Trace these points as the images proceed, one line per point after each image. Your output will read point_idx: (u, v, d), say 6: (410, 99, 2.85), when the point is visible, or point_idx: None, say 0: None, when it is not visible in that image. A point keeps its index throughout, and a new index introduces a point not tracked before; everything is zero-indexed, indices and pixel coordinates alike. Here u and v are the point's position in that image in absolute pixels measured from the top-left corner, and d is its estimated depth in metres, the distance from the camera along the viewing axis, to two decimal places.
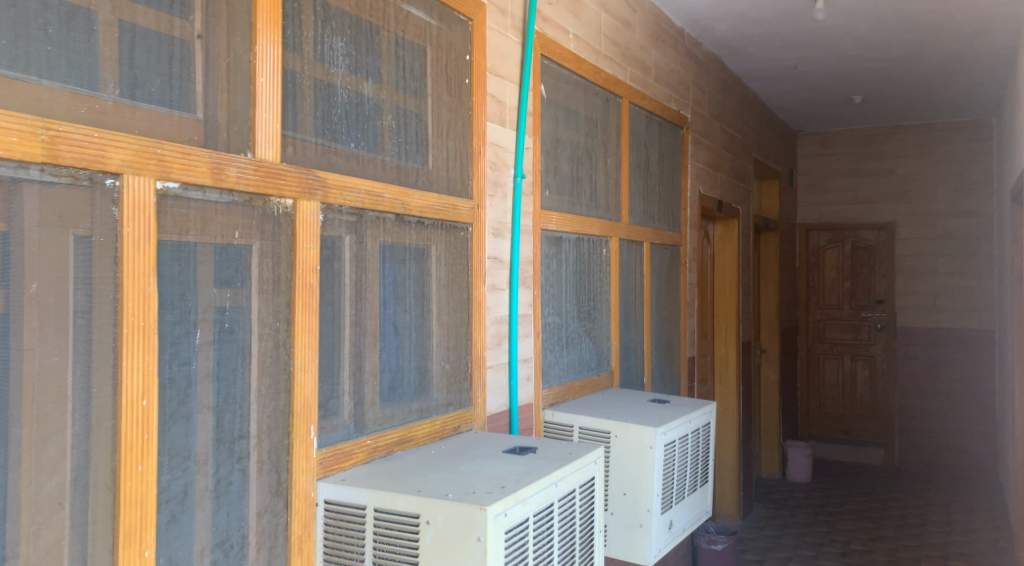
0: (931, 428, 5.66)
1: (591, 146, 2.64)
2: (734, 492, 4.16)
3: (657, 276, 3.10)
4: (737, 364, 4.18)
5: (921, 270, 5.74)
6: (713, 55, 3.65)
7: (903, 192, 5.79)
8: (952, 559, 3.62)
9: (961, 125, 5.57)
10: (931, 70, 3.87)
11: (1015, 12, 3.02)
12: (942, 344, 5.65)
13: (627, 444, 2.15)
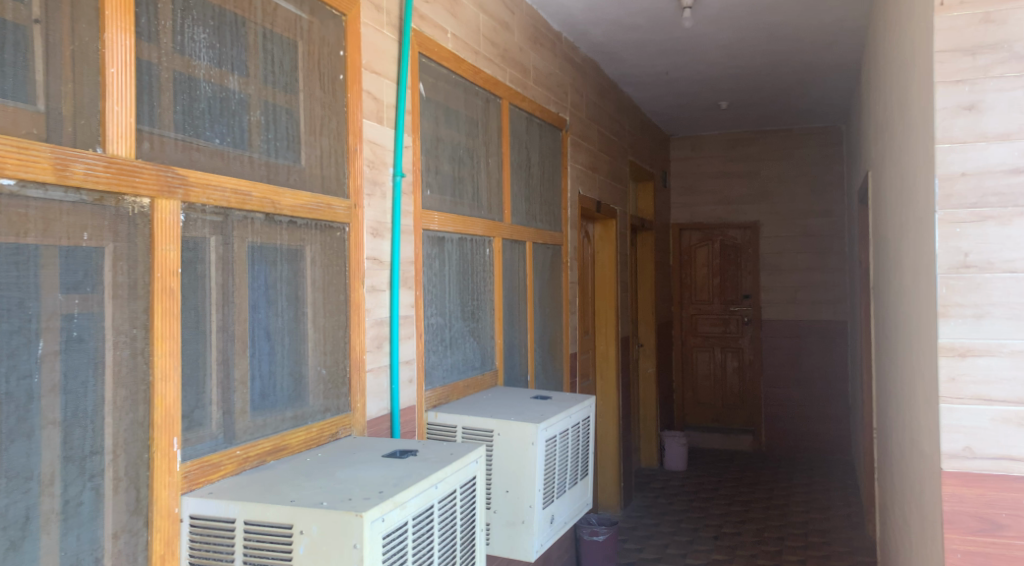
0: (794, 414, 6.07)
1: (472, 146, 2.64)
2: (614, 483, 4.30)
3: (540, 276, 3.14)
4: (617, 359, 4.30)
5: (784, 266, 6.13)
6: (590, 59, 3.75)
7: (768, 193, 6.16)
8: (811, 535, 3.90)
9: (817, 131, 6.01)
10: (789, 78, 4.13)
11: (857, 27, 3.28)
12: (803, 335, 6.06)
13: (509, 442, 2.17)
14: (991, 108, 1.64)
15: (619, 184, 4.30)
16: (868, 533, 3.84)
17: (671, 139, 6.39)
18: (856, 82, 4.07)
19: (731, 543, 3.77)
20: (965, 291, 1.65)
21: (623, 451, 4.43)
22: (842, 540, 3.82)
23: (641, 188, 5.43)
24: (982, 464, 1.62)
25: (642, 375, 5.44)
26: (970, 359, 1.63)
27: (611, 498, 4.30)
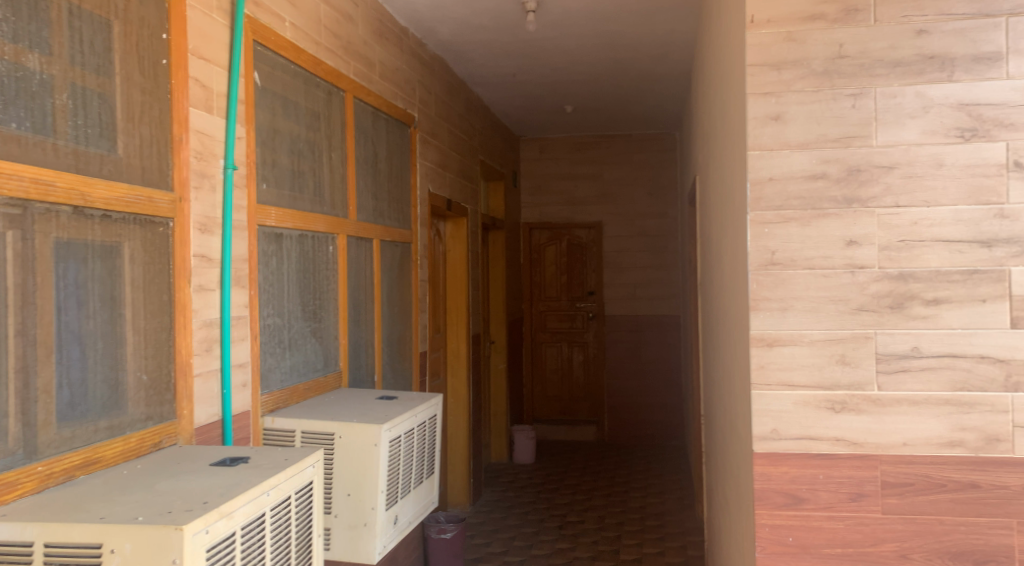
0: (637, 405, 6.39)
1: (314, 140, 2.55)
2: (464, 480, 4.33)
3: (387, 273, 3.10)
4: (468, 356, 4.33)
5: (625, 264, 6.43)
6: (438, 57, 3.74)
7: (613, 194, 6.43)
8: (648, 518, 4.13)
9: (657, 137, 6.34)
10: (628, 84, 4.33)
11: (686, 39, 3.49)
12: (644, 329, 6.40)
13: (351, 444, 2.12)
14: (794, 119, 1.79)
15: (469, 183, 4.32)
16: (698, 514, 4.11)
17: (520, 140, 6.52)
18: (689, 92, 4.33)
19: (574, 531, 3.91)
20: (772, 287, 1.80)
21: (473, 448, 4.47)
22: (675, 522, 4.06)
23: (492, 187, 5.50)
24: (786, 444, 1.78)
25: (493, 372, 5.52)
26: (776, 348, 1.79)
27: (461, 495, 4.34)
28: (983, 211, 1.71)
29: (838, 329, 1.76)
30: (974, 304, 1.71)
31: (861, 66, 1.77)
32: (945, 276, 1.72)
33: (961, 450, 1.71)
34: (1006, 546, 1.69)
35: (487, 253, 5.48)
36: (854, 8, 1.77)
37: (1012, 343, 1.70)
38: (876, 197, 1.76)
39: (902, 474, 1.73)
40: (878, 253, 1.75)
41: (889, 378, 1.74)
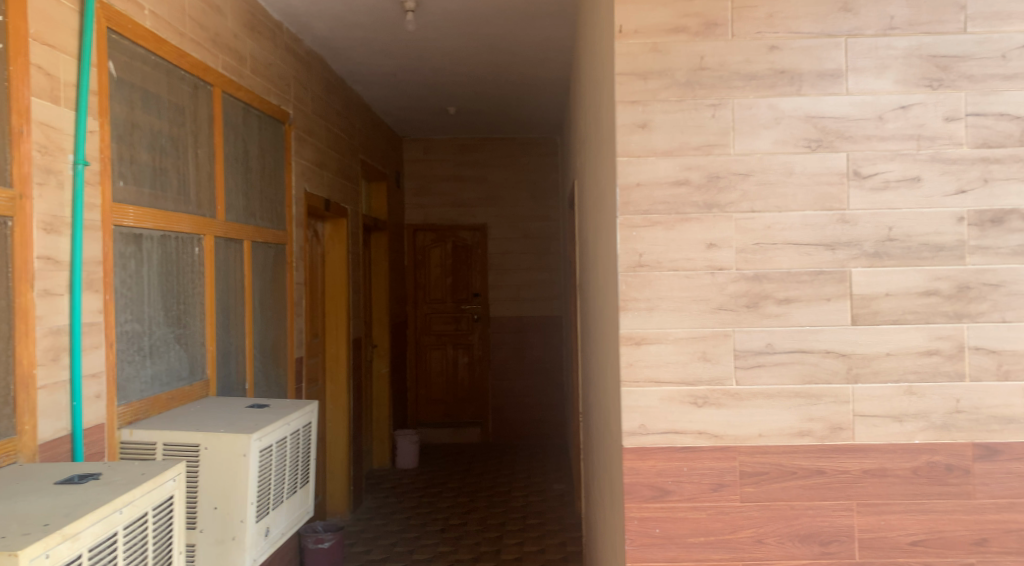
0: (522, 406, 6.47)
1: (177, 135, 2.42)
2: (344, 487, 4.24)
3: (259, 277, 2.97)
4: (348, 361, 4.24)
5: (509, 266, 6.50)
6: (315, 53, 3.64)
7: (497, 197, 6.49)
8: (529, 517, 4.19)
9: (540, 141, 6.46)
10: (510, 88, 4.39)
11: (563, 47, 3.58)
12: (528, 330, 6.49)
13: (218, 455, 2.03)
14: (660, 127, 1.87)
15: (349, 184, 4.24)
16: (577, 511, 4.20)
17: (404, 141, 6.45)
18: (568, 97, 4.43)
19: (456, 534, 3.91)
20: (639, 287, 1.86)
21: (353, 454, 4.39)
22: (555, 519, 4.14)
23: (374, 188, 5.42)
24: (653, 438, 1.85)
25: (376, 376, 5.43)
26: (643, 346, 1.86)
27: (341, 503, 4.24)
28: (827, 217, 1.84)
29: (700, 328, 1.85)
30: (820, 303, 1.84)
31: (720, 78, 1.86)
32: (794, 276, 1.84)
33: (809, 439, 1.83)
34: (848, 527, 1.82)
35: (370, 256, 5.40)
36: (714, 22, 1.86)
37: (853, 338, 1.83)
38: (733, 203, 1.86)
39: (758, 463, 1.84)
40: (735, 256, 1.85)
41: (746, 373, 1.84)
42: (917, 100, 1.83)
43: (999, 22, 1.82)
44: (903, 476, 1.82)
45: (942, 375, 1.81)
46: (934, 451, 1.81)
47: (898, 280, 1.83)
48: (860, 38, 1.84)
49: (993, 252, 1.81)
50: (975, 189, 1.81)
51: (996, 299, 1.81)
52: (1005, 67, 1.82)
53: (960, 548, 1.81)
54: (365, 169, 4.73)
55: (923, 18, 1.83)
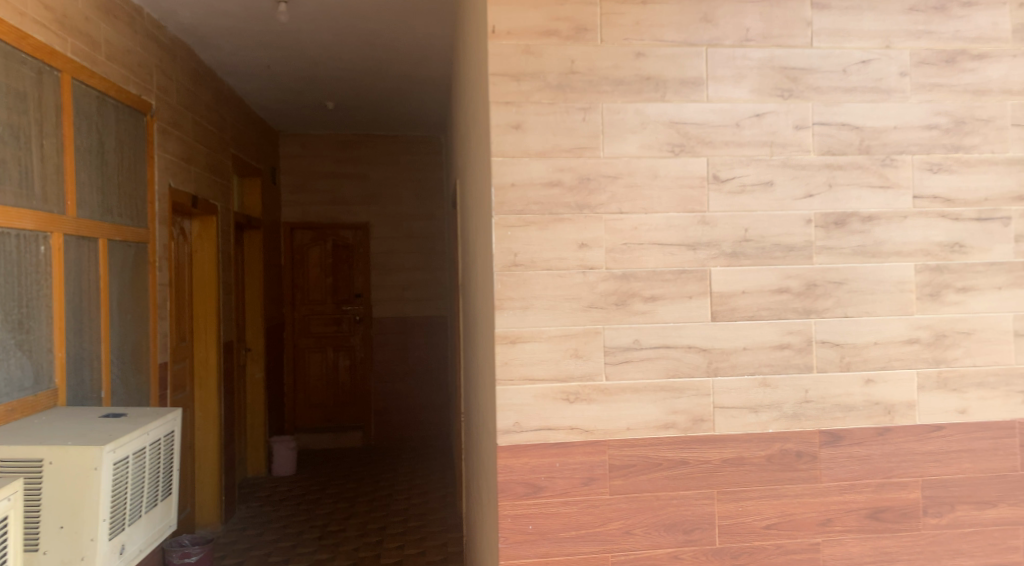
0: (407, 407, 6.41)
1: (18, 124, 2.22)
2: (214, 498, 4.05)
3: (116, 278, 2.79)
4: (219, 366, 4.06)
5: (391, 265, 6.42)
6: (180, 40, 3.45)
7: (379, 195, 6.39)
8: (410, 519, 4.16)
9: (424, 139, 6.42)
10: (390, 85, 4.33)
11: (442, 45, 3.56)
12: (412, 331, 6.44)
13: (65, 470, 1.88)
14: (533, 128, 1.89)
15: (218, 179, 4.05)
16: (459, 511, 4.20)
17: (280, 135, 6.22)
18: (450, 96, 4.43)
19: (334, 541, 3.82)
20: (514, 287, 1.88)
21: (225, 462, 4.21)
22: (436, 520, 4.12)
23: (247, 184, 5.20)
24: (527, 435, 1.87)
25: (250, 382, 5.25)
26: (517, 345, 1.87)
27: (211, 515, 4.05)
28: (689, 218, 1.92)
29: (572, 326, 1.89)
30: (683, 300, 1.92)
31: (590, 82, 1.90)
32: (660, 275, 1.91)
33: (673, 431, 1.91)
34: (709, 514, 1.91)
35: (243, 256, 5.20)
36: (584, 27, 1.90)
37: (714, 334, 1.92)
38: (603, 204, 1.91)
39: (626, 456, 1.89)
40: (605, 255, 1.90)
41: (615, 368, 1.90)
42: (770, 109, 1.94)
43: (842, 38, 1.95)
44: (758, 463, 1.92)
45: (793, 367, 1.94)
46: (786, 438, 1.93)
47: (754, 279, 1.93)
48: (719, 48, 1.93)
49: (836, 251, 1.95)
50: (821, 194, 1.94)
51: (839, 296, 1.95)
52: (846, 80, 1.95)
53: (807, 529, 1.94)
54: (236, 164, 4.53)
55: (775, 31, 1.94)
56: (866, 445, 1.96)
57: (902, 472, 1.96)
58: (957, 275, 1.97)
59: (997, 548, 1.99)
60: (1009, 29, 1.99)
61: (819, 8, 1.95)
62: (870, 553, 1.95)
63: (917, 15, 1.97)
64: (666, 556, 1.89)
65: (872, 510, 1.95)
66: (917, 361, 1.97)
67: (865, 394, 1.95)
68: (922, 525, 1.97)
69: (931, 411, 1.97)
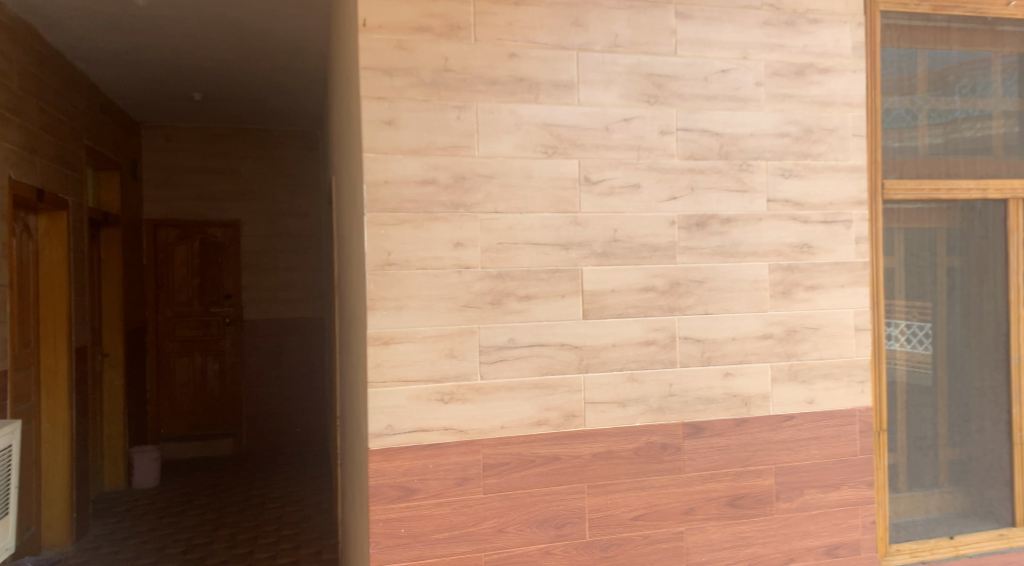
0: (282, 412, 6.19)
1: None
2: (64, 515, 3.76)
3: None
4: (69, 373, 3.78)
5: (264, 265, 6.19)
6: (22, 20, 3.17)
7: (250, 191, 6.14)
8: (283, 528, 4.02)
9: (298, 135, 6.24)
10: (260, 77, 4.18)
11: (317, 39, 3.48)
12: (286, 333, 6.24)
13: None
14: (406, 125, 1.85)
15: (69, 171, 3.76)
16: (335, 516, 4.11)
17: (142, 127, 5.86)
18: (325, 91, 4.32)
19: (200, 554, 3.64)
20: (387, 286, 1.83)
21: (77, 476, 3.92)
22: (311, 527, 4.01)
23: (104, 179, 4.86)
24: (400, 438, 1.83)
25: (108, 389, 4.92)
26: (391, 345, 1.83)
27: (60, 532, 3.77)
28: (562, 218, 1.95)
29: (447, 325, 1.87)
30: (557, 299, 1.95)
31: (464, 81, 1.89)
32: (533, 275, 1.93)
33: (546, 428, 1.93)
34: (579, 509, 1.95)
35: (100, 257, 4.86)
36: (457, 25, 1.89)
37: (585, 332, 1.96)
38: (478, 203, 1.90)
39: (500, 455, 1.90)
40: (480, 255, 1.90)
41: (490, 367, 1.90)
42: (637, 114, 2.00)
43: (703, 48, 2.04)
44: (626, 456, 1.98)
45: (659, 362, 2.01)
46: (652, 431, 2.00)
47: (623, 278, 1.99)
48: (589, 53, 1.98)
49: (698, 252, 2.04)
50: (684, 197, 2.03)
51: (701, 294, 2.04)
52: (707, 88, 2.05)
53: (672, 518, 2.01)
54: (91, 156, 4.23)
55: (642, 38, 2.01)
56: (726, 436, 2.06)
57: (758, 460, 2.08)
58: (805, 274, 2.11)
59: (840, 528, 2.14)
60: (849, 46, 2.14)
61: (682, 18, 2.03)
62: (729, 539, 2.06)
63: (770, 29, 2.09)
64: (538, 552, 1.92)
65: (731, 498, 2.06)
66: (771, 355, 2.09)
67: (724, 387, 2.06)
68: (775, 510, 2.09)
69: (783, 402, 2.10)
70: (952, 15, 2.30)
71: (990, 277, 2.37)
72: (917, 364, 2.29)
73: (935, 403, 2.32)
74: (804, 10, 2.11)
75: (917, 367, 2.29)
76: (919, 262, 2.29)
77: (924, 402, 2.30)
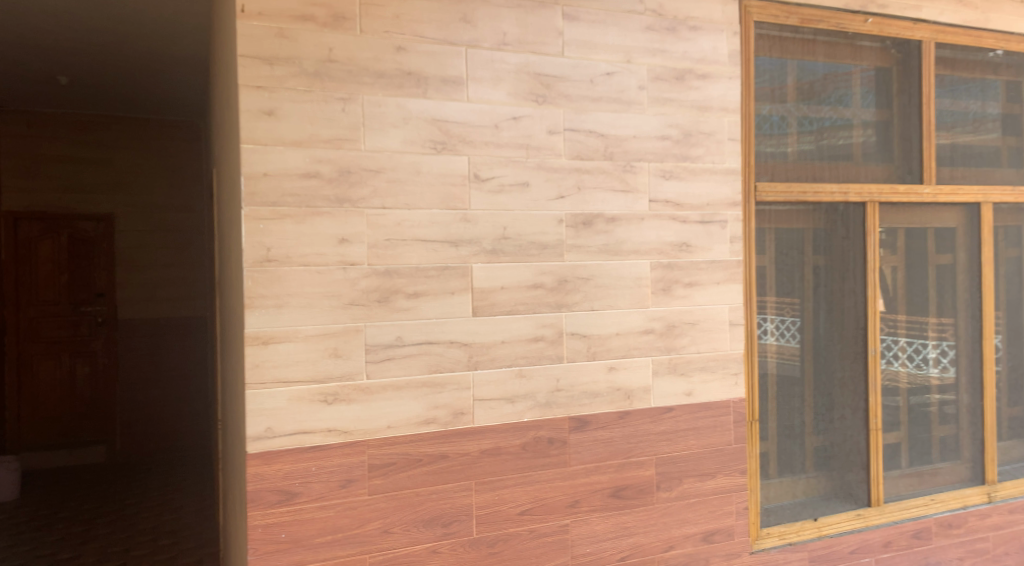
0: (161, 416, 5.89)
1: None
2: None
3: None
4: None
5: (140, 262, 5.85)
6: None
7: (125, 183, 5.79)
8: (159, 538, 3.82)
9: (180, 125, 5.95)
10: (134, 62, 3.95)
11: (197, 24, 3.32)
12: (165, 333, 5.93)
13: None
14: (287, 116, 1.79)
15: None
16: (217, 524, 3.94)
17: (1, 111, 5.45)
18: (206, 80, 4.13)
19: None
20: (267, 283, 1.77)
21: None
22: (190, 536, 3.83)
23: None
24: (281, 440, 1.77)
25: None
26: (271, 345, 1.77)
27: None
28: (451, 215, 1.94)
29: (331, 324, 1.82)
30: (445, 297, 1.93)
31: (349, 73, 1.85)
32: (422, 272, 1.91)
33: (434, 426, 1.92)
34: (467, 506, 1.95)
35: None
36: (342, 15, 1.84)
37: (474, 329, 1.96)
38: (364, 198, 1.86)
39: (386, 455, 1.87)
40: (366, 251, 1.86)
41: (375, 366, 1.86)
42: (525, 113, 2.02)
43: (589, 50, 2.08)
44: (513, 452, 2.00)
45: (547, 359, 2.04)
46: (539, 426, 2.03)
47: (511, 275, 2.00)
48: (478, 50, 1.97)
49: (584, 250, 2.08)
50: (571, 196, 2.06)
51: (587, 291, 2.08)
52: (593, 90, 2.09)
53: (557, 512, 2.05)
54: None
55: (529, 38, 2.02)
56: (610, 429, 2.11)
57: (640, 451, 2.15)
58: (684, 271, 2.20)
59: (716, 514, 2.24)
60: (725, 54, 2.25)
61: (569, 19, 2.06)
62: (613, 529, 2.11)
63: (653, 34, 2.16)
64: (424, 551, 1.90)
65: (614, 489, 2.11)
66: (652, 350, 2.16)
67: (609, 381, 2.11)
68: (656, 500, 2.16)
69: (664, 395, 2.18)
70: (817, 28, 2.44)
71: (851, 275, 2.54)
72: (787, 357, 2.43)
73: (802, 394, 2.46)
74: (684, 18, 2.19)
75: (786, 360, 2.43)
76: (788, 261, 2.43)
77: (793, 393, 2.44)
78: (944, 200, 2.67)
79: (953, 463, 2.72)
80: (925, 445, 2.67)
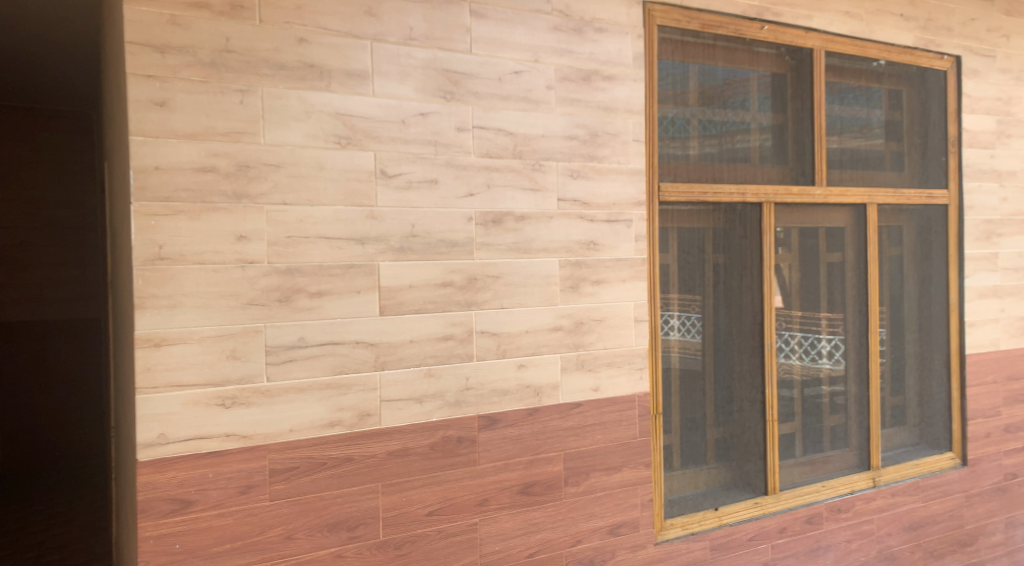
0: (49, 425, 5.55)
1: None
2: None
3: None
4: None
5: (23, 261, 5.50)
6: None
7: (8, 176, 5.46)
8: (46, 555, 3.59)
9: (70, 116, 5.65)
10: (16, 46, 3.69)
11: (85, 7, 3.14)
12: (52, 337, 5.61)
13: None
14: (180, 107, 1.71)
15: None
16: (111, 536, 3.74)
17: None
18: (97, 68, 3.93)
19: None
20: (159, 283, 1.68)
21: None
22: (80, 551, 3.62)
23: None
24: (174, 447, 1.69)
25: None
26: (163, 348, 1.68)
27: None
28: (356, 212, 1.90)
29: (229, 324, 1.75)
30: (350, 296, 1.89)
31: (247, 64, 1.78)
32: (326, 270, 1.87)
33: (339, 429, 1.88)
34: (373, 508, 1.91)
35: None
36: (239, 4, 1.77)
37: (381, 329, 1.93)
38: (264, 194, 1.80)
39: (289, 459, 1.82)
40: (266, 249, 1.80)
41: (277, 368, 1.81)
42: (433, 109, 2.00)
43: (496, 48, 2.08)
44: (422, 452, 1.98)
45: (456, 357, 2.02)
46: (448, 425, 2.01)
47: (419, 274, 1.98)
48: (383, 44, 1.94)
49: (493, 248, 2.08)
50: (480, 193, 2.06)
51: (496, 288, 2.08)
52: (501, 88, 2.09)
53: (466, 511, 2.04)
54: None
55: (436, 33, 2.00)
56: (519, 426, 2.12)
57: (548, 447, 2.16)
58: (591, 269, 2.23)
59: (622, 507, 2.29)
60: (630, 56, 2.30)
61: (476, 16, 2.06)
62: (521, 526, 2.12)
63: (560, 34, 2.18)
64: (329, 556, 1.86)
65: (523, 486, 2.12)
66: (561, 346, 2.18)
67: (518, 379, 2.12)
68: (564, 495, 2.19)
69: (572, 390, 2.20)
70: (717, 33, 2.53)
71: (749, 273, 2.63)
72: (690, 352, 2.50)
73: (704, 387, 2.54)
74: (590, 19, 2.23)
75: (689, 355, 2.50)
76: (690, 259, 2.50)
77: (695, 387, 2.52)
78: (834, 201, 2.81)
79: (843, 451, 2.87)
80: (817, 434, 2.81)
